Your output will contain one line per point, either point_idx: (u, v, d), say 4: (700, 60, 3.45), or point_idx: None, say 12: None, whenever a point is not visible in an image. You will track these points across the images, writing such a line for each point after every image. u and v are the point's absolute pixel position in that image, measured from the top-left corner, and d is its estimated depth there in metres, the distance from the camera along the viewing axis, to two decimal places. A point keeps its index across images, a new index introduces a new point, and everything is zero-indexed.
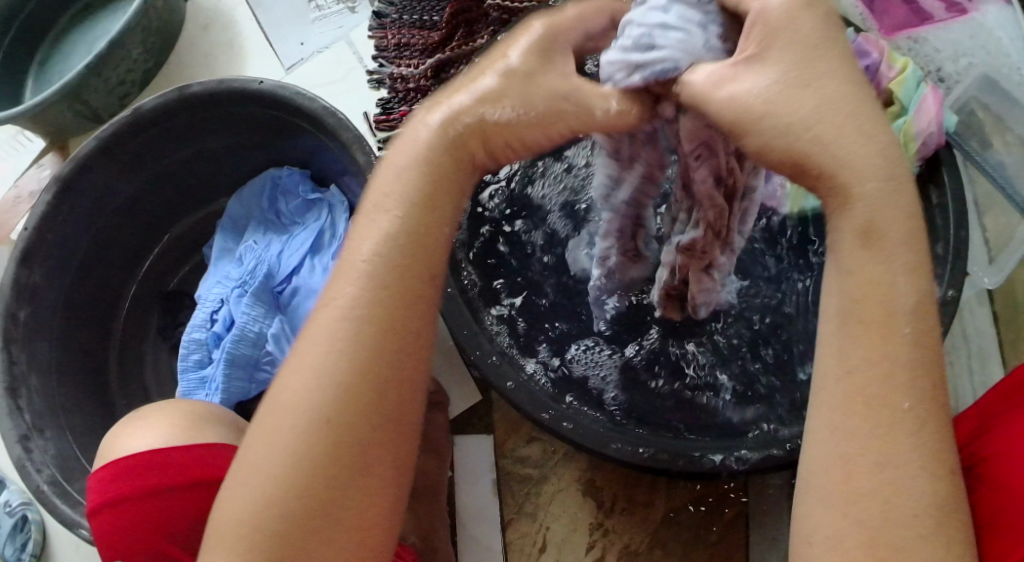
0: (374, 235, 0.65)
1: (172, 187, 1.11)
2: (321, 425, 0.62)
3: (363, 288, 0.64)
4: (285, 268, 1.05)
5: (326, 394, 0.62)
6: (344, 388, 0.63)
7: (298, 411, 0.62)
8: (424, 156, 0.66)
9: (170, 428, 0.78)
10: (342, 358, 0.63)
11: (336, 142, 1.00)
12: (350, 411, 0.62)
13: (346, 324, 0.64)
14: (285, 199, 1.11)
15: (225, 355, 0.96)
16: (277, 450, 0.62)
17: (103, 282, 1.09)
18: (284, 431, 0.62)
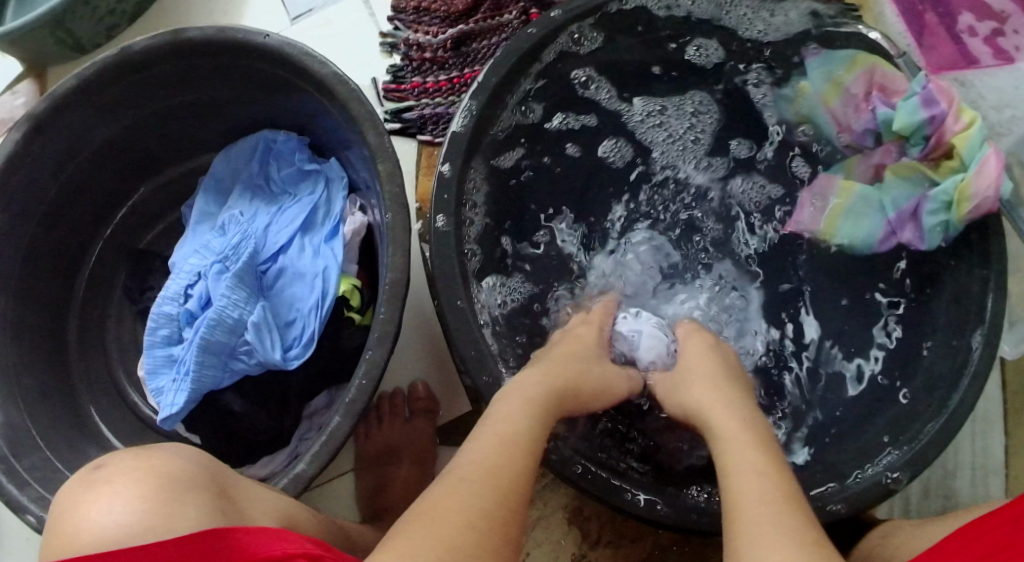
0: (510, 420, 0.71)
1: (155, 136, 1.01)
2: (475, 520, 0.62)
3: (517, 425, 0.70)
4: (271, 246, 0.95)
5: (497, 512, 0.63)
6: (511, 500, 0.64)
7: (479, 509, 0.62)
8: (526, 406, 0.73)
9: (156, 500, 0.55)
10: (495, 478, 0.65)
11: (343, 113, 0.90)
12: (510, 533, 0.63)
13: (517, 452, 0.68)
14: (277, 164, 1.01)
15: (198, 340, 0.87)
16: (448, 538, 0.60)
17: (69, 233, 1.00)
18: (440, 527, 0.60)
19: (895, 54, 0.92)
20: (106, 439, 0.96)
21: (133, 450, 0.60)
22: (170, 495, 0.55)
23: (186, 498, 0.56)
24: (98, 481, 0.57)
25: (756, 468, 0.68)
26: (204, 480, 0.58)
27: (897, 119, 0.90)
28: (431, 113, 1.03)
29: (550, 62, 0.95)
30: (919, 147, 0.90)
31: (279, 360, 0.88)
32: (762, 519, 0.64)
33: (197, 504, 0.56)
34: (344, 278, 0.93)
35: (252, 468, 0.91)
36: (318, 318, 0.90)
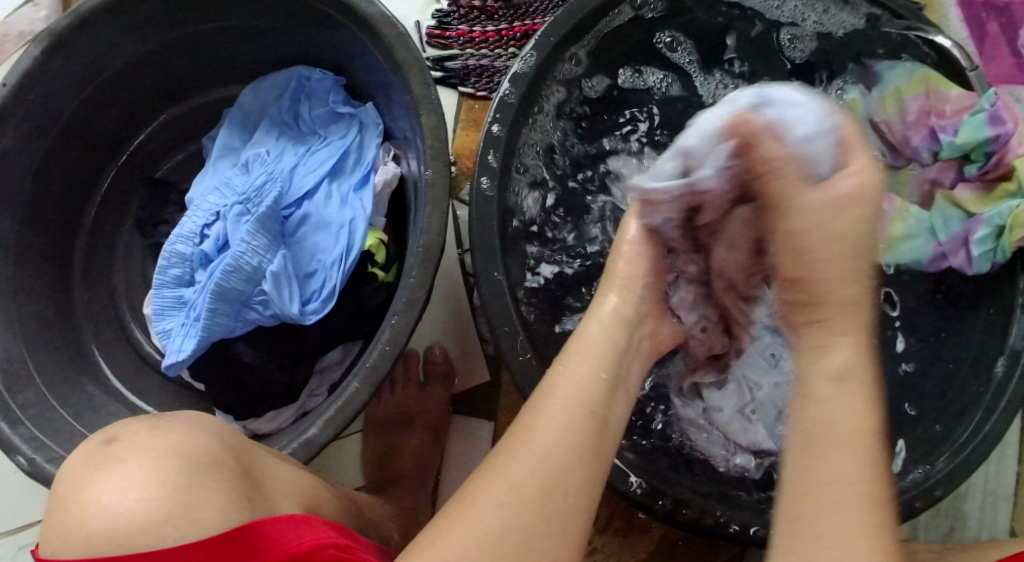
0: (583, 356, 0.63)
1: (181, 60, 0.95)
2: (529, 489, 0.55)
3: (584, 374, 0.62)
4: (296, 190, 0.90)
5: (532, 488, 0.55)
6: (557, 468, 0.56)
7: (510, 486, 0.55)
8: (603, 347, 0.64)
9: (160, 481, 0.51)
10: (567, 441, 0.57)
11: (387, 57, 0.84)
12: (551, 505, 0.55)
13: (562, 419, 0.58)
14: (309, 103, 0.95)
15: (213, 286, 0.83)
16: (479, 521, 0.54)
17: (83, 156, 0.94)
18: (494, 498, 0.54)
19: (968, 67, 0.86)
20: (106, 376, 0.93)
21: (146, 418, 0.56)
22: (191, 481, 0.52)
23: (208, 484, 0.53)
24: (111, 458, 0.52)
25: (833, 418, 0.57)
26: (228, 459, 0.55)
27: (959, 135, 0.84)
28: (476, 64, 0.97)
29: (614, 29, 0.89)
30: (976, 166, 0.85)
31: (296, 314, 0.84)
32: (840, 466, 0.55)
33: (221, 490, 0.53)
34: (370, 231, 0.88)
35: (258, 422, 0.88)
36: (341, 273, 0.85)
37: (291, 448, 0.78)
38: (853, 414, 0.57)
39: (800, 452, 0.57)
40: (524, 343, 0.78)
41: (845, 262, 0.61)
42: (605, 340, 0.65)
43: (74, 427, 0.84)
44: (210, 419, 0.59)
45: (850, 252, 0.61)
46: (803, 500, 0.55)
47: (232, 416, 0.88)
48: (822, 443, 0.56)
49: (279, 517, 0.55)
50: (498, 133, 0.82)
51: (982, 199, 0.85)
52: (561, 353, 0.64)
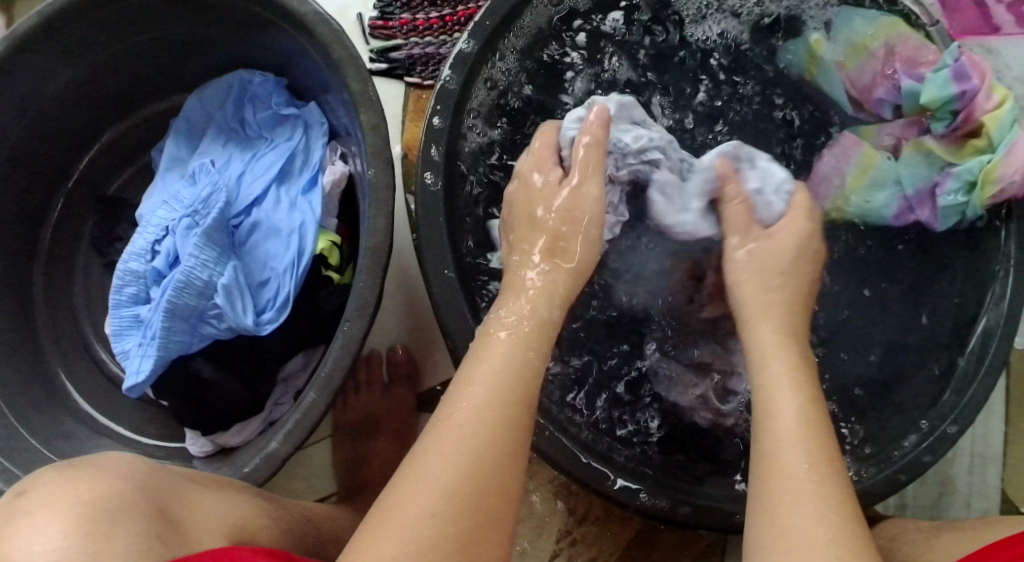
0: (493, 362, 0.64)
1: (122, 74, 0.93)
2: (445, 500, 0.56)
3: (500, 382, 0.63)
4: (245, 198, 0.88)
5: (456, 491, 0.57)
6: (479, 466, 0.58)
7: (436, 492, 0.57)
8: (521, 352, 0.66)
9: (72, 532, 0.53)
10: (474, 445, 0.59)
11: (323, 56, 0.82)
12: (475, 507, 0.57)
13: (479, 415, 0.60)
14: (253, 106, 0.93)
15: (164, 303, 0.82)
16: (411, 526, 0.55)
17: (32, 180, 0.93)
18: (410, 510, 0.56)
19: (929, 23, 0.85)
20: (73, 399, 0.92)
21: (59, 468, 0.58)
22: (96, 529, 0.54)
23: (115, 530, 0.55)
24: (20, 510, 0.55)
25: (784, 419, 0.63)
26: (138, 503, 0.57)
27: (925, 93, 0.82)
28: (421, 53, 0.94)
29: None
30: (943, 124, 0.83)
31: (251, 325, 0.82)
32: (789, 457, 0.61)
33: (128, 534, 0.55)
34: (321, 234, 0.86)
35: (225, 435, 0.87)
36: (294, 279, 0.84)
37: (256, 464, 0.77)
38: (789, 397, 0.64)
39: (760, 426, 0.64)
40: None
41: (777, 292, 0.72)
42: (518, 347, 0.66)
43: (42, 455, 0.84)
44: (127, 463, 0.61)
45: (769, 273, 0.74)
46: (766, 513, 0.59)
47: (199, 432, 0.88)
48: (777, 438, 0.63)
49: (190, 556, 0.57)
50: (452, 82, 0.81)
51: (948, 157, 0.83)
52: (472, 354, 0.66)
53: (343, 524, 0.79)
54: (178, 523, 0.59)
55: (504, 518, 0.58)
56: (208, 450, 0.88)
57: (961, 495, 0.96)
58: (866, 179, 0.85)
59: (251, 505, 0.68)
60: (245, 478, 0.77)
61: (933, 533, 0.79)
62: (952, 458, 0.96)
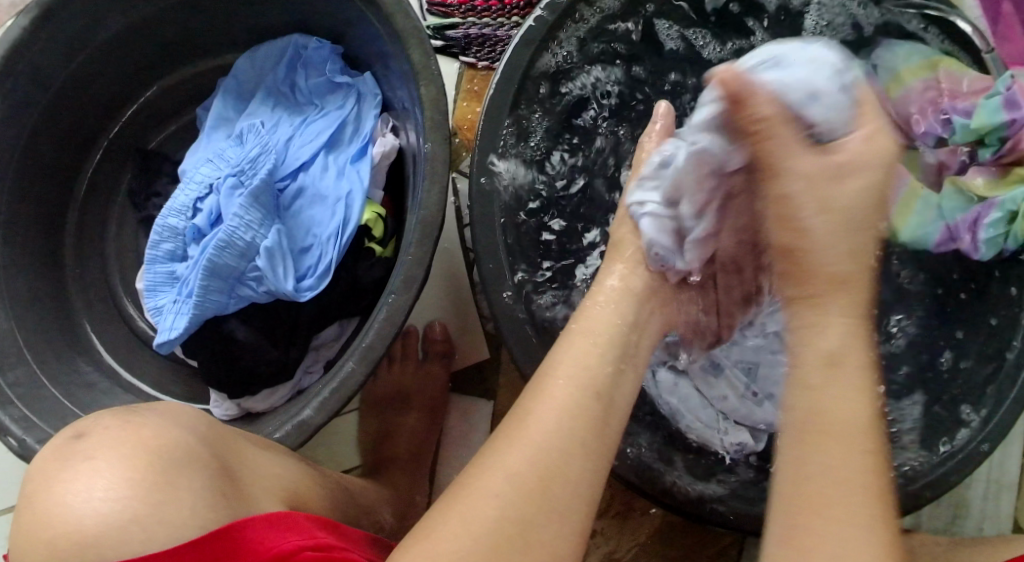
0: (579, 346, 0.63)
1: (174, 28, 0.92)
2: (529, 477, 0.55)
3: (591, 363, 0.62)
4: (292, 162, 0.87)
5: (531, 476, 0.56)
6: (561, 452, 0.57)
7: (506, 476, 0.56)
8: (608, 332, 0.65)
9: (133, 483, 0.52)
10: (561, 424, 0.58)
11: (386, 25, 0.81)
12: (548, 496, 0.55)
13: (564, 404, 0.59)
14: (305, 72, 0.92)
15: (205, 261, 0.81)
16: (481, 508, 0.54)
17: (73, 127, 0.92)
18: (499, 486, 0.55)
19: (985, 49, 0.82)
20: (98, 352, 0.91)
21: (118, 412, 0.56)
22: (160, 481, 0.52)
23: (180, 481, 0.53)
24: (80, 453, 0.53)
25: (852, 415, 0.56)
26: (203, 454, 0.56)
27: (974, 119, 0.80)
28: (478, 33, 0.93)
29: None
30: (991, 151, 0.81)
31: (291, 290, 0.81)
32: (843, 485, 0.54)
33: (193, 486, 0.53)
34: (368, 205, 0.85)
35: (252, 400, 0.86)
36: (337, 248, 0.83)
37: (286, 430, 0.76)
38: (852, 411, 0.56)
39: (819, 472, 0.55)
40: (524, 323, 0.76)
41: (844, 239, 0.61)
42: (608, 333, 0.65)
43: (65, 405, 0.83)
44: (184, 411, 0.59)
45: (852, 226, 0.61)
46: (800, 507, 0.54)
47: (225, 394, 0.86)
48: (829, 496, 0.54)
49: (259, 517, 0.56)
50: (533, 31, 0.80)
51: (991, 185, 0.82)
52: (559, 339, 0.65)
53: (372, 497, 0.78)
54: (239, 481, 0.57)
55: (577, 514, 0.56)
56: (233, 414, 0.87)
57: (974, 518, 0.95)
58: (913, 209, 0.84)
59: (298, 468, 0.66)
60: (275, 444, 0.75)
61: (950, 552, 0.78)
62: (971, 486, 0.96)
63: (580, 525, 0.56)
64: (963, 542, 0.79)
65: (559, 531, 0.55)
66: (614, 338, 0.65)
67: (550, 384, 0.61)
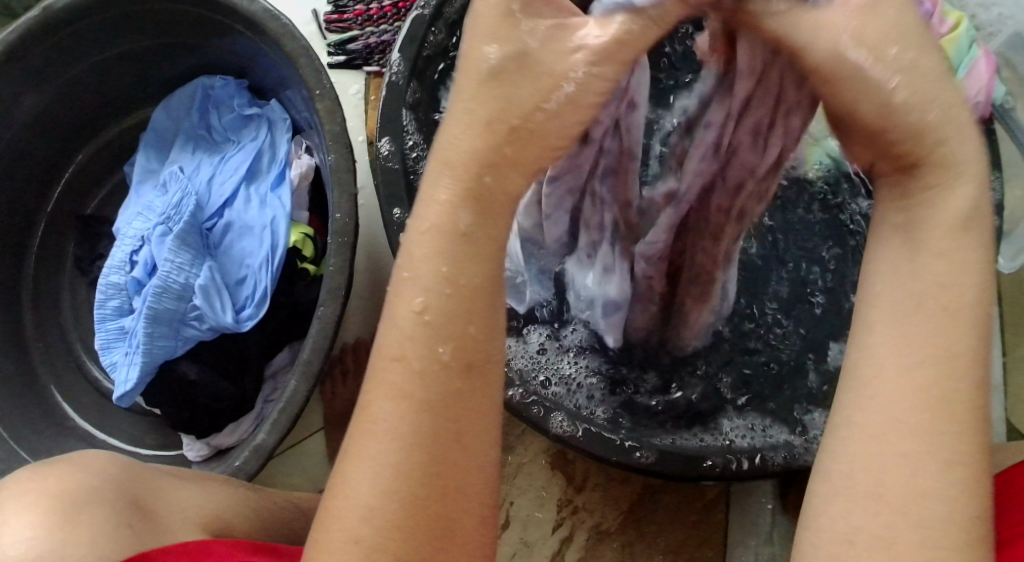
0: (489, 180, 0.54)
1: (89, 95, 0.94)
2: (393, 480, 0.46)
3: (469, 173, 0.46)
4: (215, 200, 0.89)
5: (388, 506, 0.45)
6: (427, 461, 0.46)
7: (359, 512, 0.46)
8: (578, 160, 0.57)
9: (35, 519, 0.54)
10: (416, 407, 0.46)
11: (277, 50, 0.83)
12: (428, 502, 0.45)
13: (390, 435, 0.46)
14: (218, 111, 0.94)
15: (145, 310, 0.83)
16: (348, 528, 0.46)
17: (12, 208, 0.95)
18: (369, 474, 0.46)
19: None
20: (72, 420, 0.93)
21: (33, 470, 0.57)
22: (64, 518, 0.54)
23: (82, 519, 0.55)
24: None
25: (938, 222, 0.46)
26: (109, 489, 0.56)
27: None
28: (377, 41, 0.95)
29: None
30: None
31: (231, 323, 0.83)
32: (902, 432, 0.45)
33: (94, 519, 0.54)
34: (293, 227, 0.87)
35: (219, 436, 0.88)
36: (269, 274, 0.84)
37: (244, 458, 0.77)
38: (958, 283, 0.46)
39: (888, 360, 0.46)
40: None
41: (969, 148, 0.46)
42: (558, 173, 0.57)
43: None
44: (103, 455, 0.60)
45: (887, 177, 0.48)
46: (855, 479, 0.45)
47: (194, 436, 0.88)
48: (897, 401, 0.45)
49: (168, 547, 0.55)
50: (414, 35, 0.80)
51: None
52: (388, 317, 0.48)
53: None
54: (151, 511, 0.57)
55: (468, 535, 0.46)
56: (205, 453, 0.89)
57: None
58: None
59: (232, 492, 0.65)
60: (236, 473, 0.77)
61: None
62: None
63: (473, 522, 0.47)
64: None
65: (460, 519, 0.46)
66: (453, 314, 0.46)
67: (386, 362, 0.47)
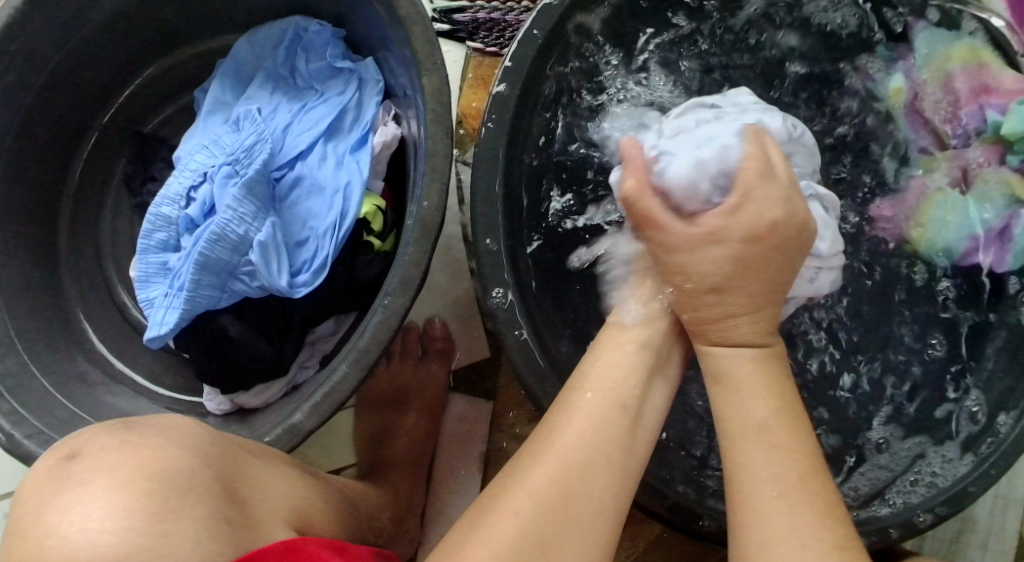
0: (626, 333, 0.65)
1: (173, 9, 0.88)
2: (561, 478, 0.55)
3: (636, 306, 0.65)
4: (289, 151, 0.84)
5: (551, 497, 0.54)
6: (591, 467, 0.56)
7: (527, 513, 0.53)
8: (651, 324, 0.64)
9: (127, 496, 0.49)
10: (609, 408, 0.59)
11: (388, 10, 0.77)
12: (575, 505, 0.55)
13: (590, 420, 0.58)
14: (307, 55, 0.88)
15: (197, 255, 0.78)
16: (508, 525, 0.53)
17: (71, 108, 0.89)
18: (561, 454, 0.56)
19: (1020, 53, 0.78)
20: (92, 342, 0.89)
21: (114, 429, 0.53)
22: (162, 505, 0.49)
23: (178, 510, 0.50)
24: (74, 473, 0.50)
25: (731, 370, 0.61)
26: (204, 476, 0.52)
27: (1007, 124, 0.76)
28: (486, 18, 0.89)
29: None
30: (1021, 157, 0.77)
31: (285, 287, 0.78)
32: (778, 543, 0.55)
33: (195, 511, 0.50)
34: (366, 197, 0.82)
35: (244, 396, 0.83)
36: (334, 242, 0.80)
37: (277, 434, 0.73)
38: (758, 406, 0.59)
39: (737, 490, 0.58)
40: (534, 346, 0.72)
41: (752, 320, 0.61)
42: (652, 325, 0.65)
43: (57, 399, 0.80)
44: (184, 423, 0.56)
45: (765, 271, 0.61)
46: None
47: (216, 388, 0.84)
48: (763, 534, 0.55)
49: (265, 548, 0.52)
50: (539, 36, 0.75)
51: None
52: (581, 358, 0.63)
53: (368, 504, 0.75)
54: (240, 499, 0.54)
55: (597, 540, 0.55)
56: (225, 408, 0.85)
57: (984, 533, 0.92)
58: (939, 217, 0.80)
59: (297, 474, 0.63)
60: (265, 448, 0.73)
61: None
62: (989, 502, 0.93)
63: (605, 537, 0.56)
64: None
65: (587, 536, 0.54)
66: (634, 377, 0.62)
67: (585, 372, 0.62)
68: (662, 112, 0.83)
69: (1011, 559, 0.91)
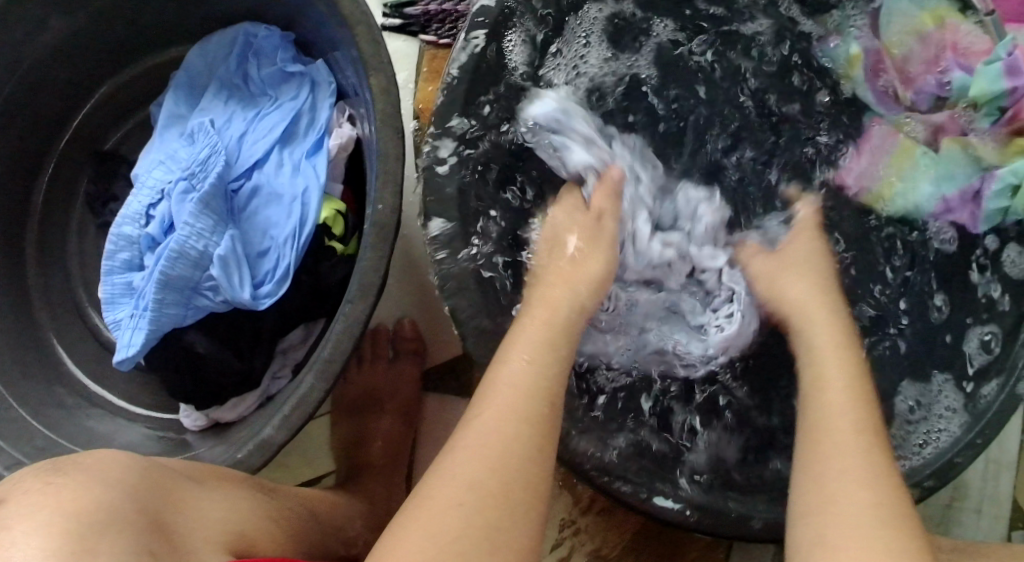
0: (550, 311, 0.66)
1: (121, 24, 0.87)
2: (481, 474, 0.55)
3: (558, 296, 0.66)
4: (245, 160, 0.83)
5: (477, 495, 0.54)
6: (512, 462, 0.56)
7: (452, 511, 0.54)
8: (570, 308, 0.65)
9: (50, 535, 0.48)
10: (529, 396, 0.59)
11: (332, 10, 0.76)
12: (498, 497, 0.55)
13: (509, 409, 0.58)
14: (258, 61, 0.87)
15: (158, 273, 0.77)
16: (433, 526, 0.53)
17: (27, 132, 0.88)
18: (480, 450, 0.56)
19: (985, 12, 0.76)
20: (66, 366, 0.88)
21: (42, 473, 0.52)
22: (81, 545, 0.48)
23: (101, 547, 0.49)
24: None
25: (815, 357, 0.65)
26: (133, 514, 0.52)
27: (975, 84, 0.74)
28: (437, 10, 0.87)
29: None
30: (990, 119, 0.75)
31: (248, 299, 0.78)
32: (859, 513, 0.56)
33: (117, 547, 0.49)
34: (326, 202, 0.81)
35: (219, 410, 0.83)
36: (294, 250, 0.79)
37: (248, 450, 0.72)
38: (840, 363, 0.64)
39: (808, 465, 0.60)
40: None
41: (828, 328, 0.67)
42: (568, 307, 0.66)
43: (32, 427, 0.80)
44: (114, 457, 0.55)
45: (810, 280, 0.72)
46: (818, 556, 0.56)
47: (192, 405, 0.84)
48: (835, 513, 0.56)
49: None
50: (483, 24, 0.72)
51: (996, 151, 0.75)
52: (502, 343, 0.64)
53: (343, 514, 0.74)
54: (170, 531, 0.53)
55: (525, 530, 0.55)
56: (202, 424, 0.84)
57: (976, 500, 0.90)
58: (906, 171, 0.77)
59: (246, 496, 0.63)
60: (237, 465, 0.72)
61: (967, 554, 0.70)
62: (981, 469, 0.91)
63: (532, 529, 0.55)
64: (974, 551, 0.70)
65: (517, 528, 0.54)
66: (557, 359, 0.62)
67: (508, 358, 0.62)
68: (624, 92, 0.79)
69: (1006, 524, 0.89)
